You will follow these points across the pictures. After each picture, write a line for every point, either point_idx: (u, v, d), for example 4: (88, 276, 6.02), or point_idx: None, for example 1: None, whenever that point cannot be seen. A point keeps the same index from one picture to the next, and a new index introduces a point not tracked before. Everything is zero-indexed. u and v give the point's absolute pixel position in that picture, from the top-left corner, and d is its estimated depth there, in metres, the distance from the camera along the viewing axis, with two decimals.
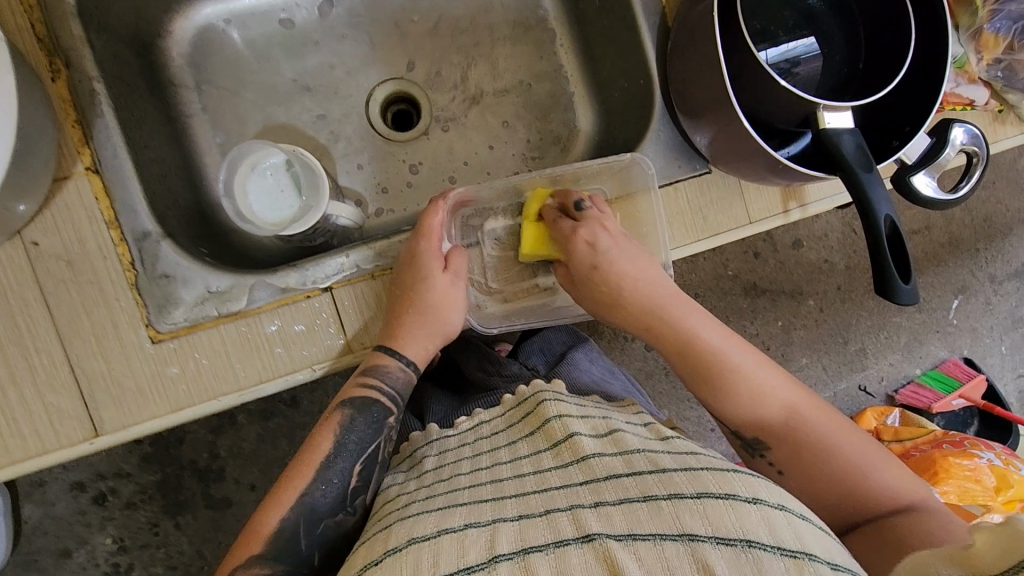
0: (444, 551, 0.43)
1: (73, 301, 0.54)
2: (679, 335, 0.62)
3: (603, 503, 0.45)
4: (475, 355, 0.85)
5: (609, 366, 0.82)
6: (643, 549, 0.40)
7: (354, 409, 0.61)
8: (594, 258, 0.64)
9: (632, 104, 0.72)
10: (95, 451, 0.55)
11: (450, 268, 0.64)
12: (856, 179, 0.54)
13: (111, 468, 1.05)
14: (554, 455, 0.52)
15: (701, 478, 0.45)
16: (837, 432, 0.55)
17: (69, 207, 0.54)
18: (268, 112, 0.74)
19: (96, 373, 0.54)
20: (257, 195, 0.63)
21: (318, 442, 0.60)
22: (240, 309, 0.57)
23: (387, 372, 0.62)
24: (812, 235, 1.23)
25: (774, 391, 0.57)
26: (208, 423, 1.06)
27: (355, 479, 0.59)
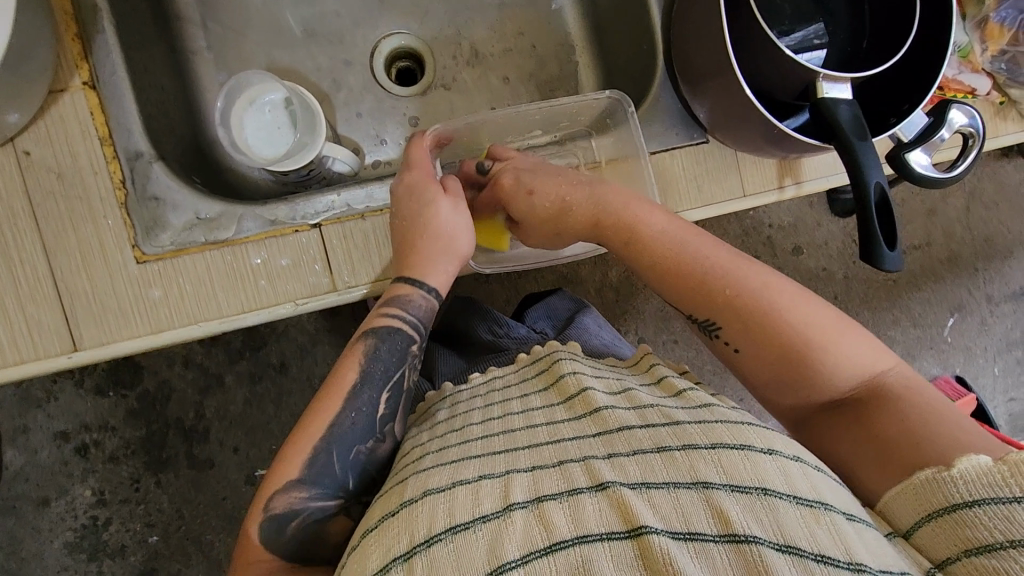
0: (459, 501, 0.41)
1: (60, 215, 0.54)
2: (627, 228, 0.60)
3: (616, 454, 0.43)
4: (478, 314, 0.81)
5: (616, 332, 0.81)
6: (660, 499, 0.38)
7: (377, 338, 0.56)
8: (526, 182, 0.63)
9: (637, 72, 0.73)
10: (72, 367, 0.55)
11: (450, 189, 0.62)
12: (850, 145, 0.54)
13: (96, 420, 1.05)
14: (567, 410, 0.50)
15: (716, 429, 0.43)
16: (797, 307, 0.53)
17: (63, 119, 0.54)
18: (272, 56, 0.74)
19: (81, 291, 0.54)
20: (253, 129, 0.63)
21: (343, 374, 0.55)
22: (228, 237, 0.57)
23: (410, 300, 0.58)
24: (812, 242, 1.23)
25: (727, 275, 0.55)
26: (195, 382, 1.07)
27: (384, 407, 0.55)
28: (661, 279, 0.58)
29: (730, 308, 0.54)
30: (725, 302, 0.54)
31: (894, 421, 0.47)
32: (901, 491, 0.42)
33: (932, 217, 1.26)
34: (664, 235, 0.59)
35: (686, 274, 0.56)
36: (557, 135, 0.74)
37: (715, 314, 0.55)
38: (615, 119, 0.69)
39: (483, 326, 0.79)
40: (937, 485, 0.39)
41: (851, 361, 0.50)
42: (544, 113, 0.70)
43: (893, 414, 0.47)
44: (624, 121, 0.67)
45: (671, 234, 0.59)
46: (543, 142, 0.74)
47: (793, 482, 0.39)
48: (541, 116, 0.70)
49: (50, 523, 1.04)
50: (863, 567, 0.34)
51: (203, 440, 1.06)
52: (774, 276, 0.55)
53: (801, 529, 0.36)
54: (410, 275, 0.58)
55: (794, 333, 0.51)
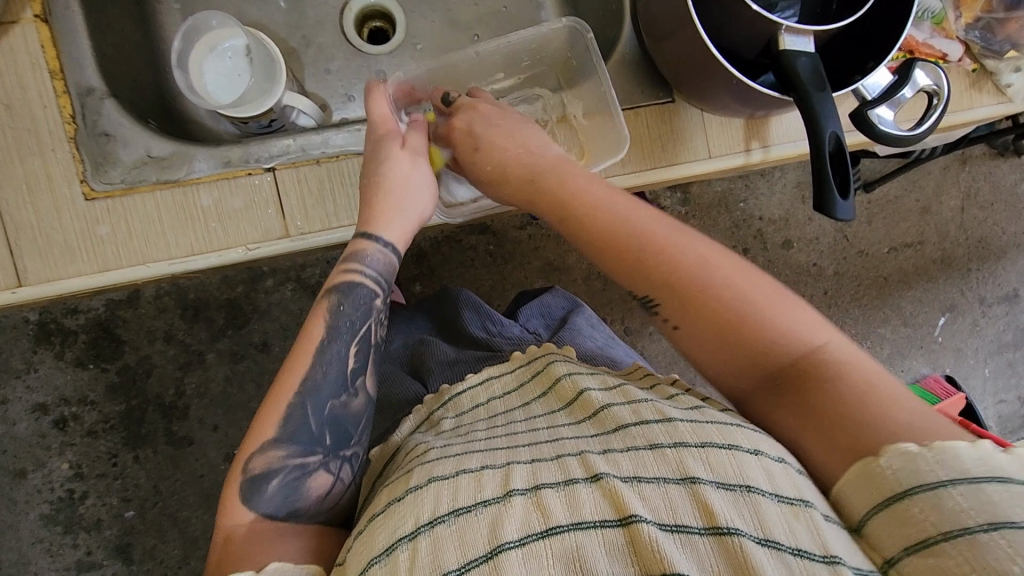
0: (462, 488, 0.41)
1: (9, 147, 0.54)
2: (560, 196, 0.57)
3: (611, 450, 0.42)
4: (470, 307, 0.78)
5: (610, 333, 0.78)
6: (650, 492, 0.38)
7: (339, 295, 0.56)
8: (472, 139, 0.62)
9: (605, 33, 0.72)
10: (19, 303, 0.55)
11: (411, 144, 0.60)
12: (807, 97, 0.53)
13: (75, 394, 1.04)
14: (568, 416, 0.49)
15: (705, 428, 0.42)
16: (729, 273, 0.49)
17: (12, 50, 0.54)
18: (241, 10, 0.74)
19: (26, 223, 0.54)
20: (214, 76, 0.63)
21: (310, 331, 0.55)
22: (179, 178, 0.57)
23: (366, 253, 0.57)
24: (803, 236, 1.22)
25: (661, 242, 0.52)
26: (175, 358, 1.05)
27: (353, 360, 0.55)
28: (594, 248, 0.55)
29: (666, 279, 0.51)
30: (659, 268, 0.51)
31: (841, 394, 0.42)
32: (850, 479, 0.39)
33: (926, 214, 1.25)
34: (598, 202, 0.55)
35: (619, 240, 0.53)
36: (520, 80, 0.74)
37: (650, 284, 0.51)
38: (575, 52, 0.69)
39: (475, 321, 0.75)
40: (888, 471, 0.38)
41: (790, 329, 0.47)
42: (504, 52, 0.70)
43: (839, 385, 0.43)
44: (589, 60, 0.68)
45: (608, 202, 0.55)
46: (508, 86, 0.74)
47: (775, 480, 0.39)
48: (502, 57, 0.70)
49: (26, 495, 1.03)
50: (837, 560, 0.35)
51: (182, 416, 1.05)
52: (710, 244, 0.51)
53: (780, 522, 0.36)
54: (363, 228, 0.57)
55: (726, 301, 0.48)
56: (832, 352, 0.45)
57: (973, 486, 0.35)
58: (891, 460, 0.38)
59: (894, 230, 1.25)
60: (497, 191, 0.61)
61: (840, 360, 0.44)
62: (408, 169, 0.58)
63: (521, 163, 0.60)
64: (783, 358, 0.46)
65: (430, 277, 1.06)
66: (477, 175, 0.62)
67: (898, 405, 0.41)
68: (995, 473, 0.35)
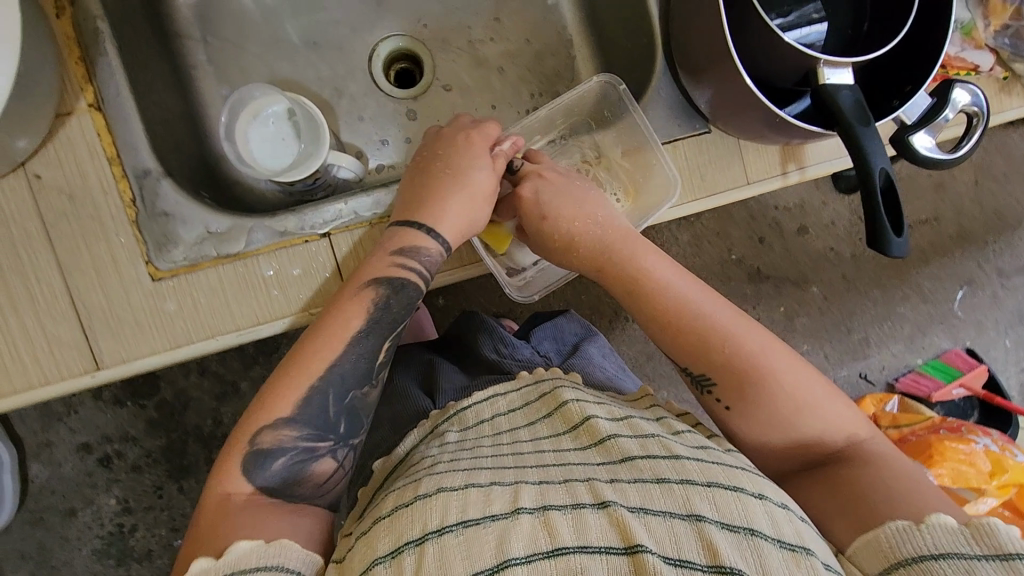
0: (472, 502, 0.43)
1: (72, 234, 0.55)
2: (630, 274, 0.61)
3: (619, 480, 0.45)
4: (483, 329, 0.79)
5: (620, 363, 0.81)
6: (656, 525, 0.41)
7: (387, 287, 0.57)
8: (540, 207, 0.62)
9: (634, 65, 0.73)
10: (95, 385, 0.57)
11: (497, 166, 0.62)
12: (852, 132, 0.54)
13: (116, 432, 1.05)
14: (573, 439, 0.51)
15: (711, 469, 0.46)
16: (785, 365, 0.56)
17: (70, 141, 0.55)
18: (272, 67, 0.75)
19: (97, 307, 0.55)
20: (259, 143, 0.64)
21: (346, 319, 0.56)
22: (239, 251, 0.58)
23: (423, 251, 0.59)
24: (818, 222, 1.22)
25: (725, 332, 0.57)
26: (212, 390, 1.07)
27: (382, 355, 0.57)
28: (662, 324, 0.59)
29: (727, 366, 0.56)
30: (722, 354, 0.56)
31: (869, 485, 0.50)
32: (860, 545, 0.46)
33: (942, 192, 1.25)
34: (669, 283, 0.60)
35: (685, 324, 0.58)
36: (557, 135, 0.74)
37: (710, 367, 0.56)
38: (608, 104, 0.70)
39: (488, 343, 0.77)
40: (901, 539, 0.44)
41: (828, 424, 0.54)
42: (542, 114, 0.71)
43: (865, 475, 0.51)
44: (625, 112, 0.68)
45: (677, 283, 0.60)
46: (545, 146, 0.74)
47: (778, 526, 0.42)
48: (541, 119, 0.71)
49: (77, 533, 1.05)
50: None
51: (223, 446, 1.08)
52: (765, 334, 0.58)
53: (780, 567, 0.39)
54: (423, 222, 0.59)
55: (782, 391, 0.54)
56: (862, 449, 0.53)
57: (1005, 562, 0.40)
58: (933, 530, 0.43)
59: (912, 209, 1.24)
60: (561, 256, 0.64)
61: (871, 454, 0.53)
62: (488, 183, 0.62)
63: (592, 234, 0.62)
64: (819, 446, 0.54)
65: (453, 291, 1.07)
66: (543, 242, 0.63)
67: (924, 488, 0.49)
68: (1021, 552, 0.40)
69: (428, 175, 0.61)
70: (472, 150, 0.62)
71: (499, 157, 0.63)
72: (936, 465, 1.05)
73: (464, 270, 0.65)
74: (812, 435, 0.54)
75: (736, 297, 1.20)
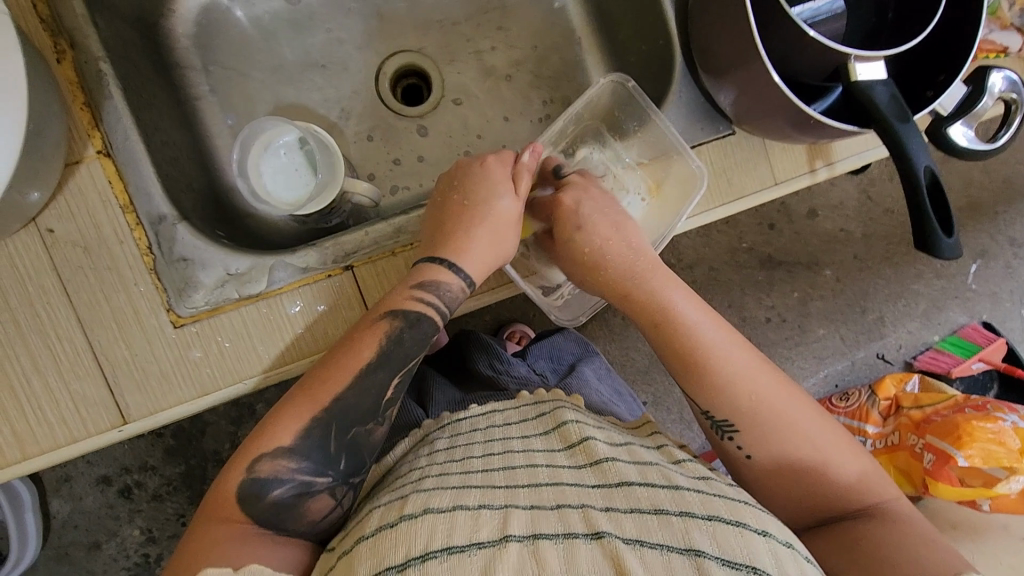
0: (459, 526, 0.41)
1: (91, 288, 0.53)
2: (653, 307, 0.59)
3: (614, 508, 0.43)
4: (480, 346, 0.79)
5: (614, 387, 0.82)
6: (651, 557, 0.39)
7: (403, 321, 0.55)
8: (578, 220, 0.60)
9: (650, 68, 0.71)
10: (124, 439, 0.55)
11: (519, 189, 0.60)
12: (891, 130, 0.51)
13: (135, 462, 1.03)
14: (568, 457, 0.49)
15: (713, 501, 0.44)
16: (805, 418, 0.54)
17: (82, 191, 0.53)
18: (277, 92, 0.72)
19: (121, 359, 0.54)
20: (272, 176, 0.62)
21: (359, 348, 0.53)
22: (261, 291, 0.56)
23: (444, 287, 0.56)
24: (827, 204, 1.20)
25: (747, 384, 0.55)
26: (228, 414, 1.04)
27: (391, 390, 0.54)
28: (684, 364, 0.57)
29: (748, 415, 0.55)
30: (740, 405, 0.55)
31: (883, 543, 0.48)
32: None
33: (951, 164, 1.22)
34: (696, 321, 0.58)
35: (708, 367, 0.56)
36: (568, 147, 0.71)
37: (729, 415, 0.55)
38: (624, 109, 0.68)
39: (486, 358, 0.77)
40: None
41: (849, 481, 0.53)
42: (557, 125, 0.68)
43: (883, 533, 0.49)
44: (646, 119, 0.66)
45: (703, 322, 0.58)
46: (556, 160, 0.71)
47: (781, 565, 0.41)
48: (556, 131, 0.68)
49: (104, 566, 1.03)
50: None
51: None
52: (786, 381, 0.56)
53: None
54: (445, 256, 0.56)
55: (799, 445, 0.54)
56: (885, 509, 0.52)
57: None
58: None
59: None
60: (587, 279, 0.62)
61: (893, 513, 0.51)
62: (511, 212, 0.59)
63: (622, 259, 0.60)
64: (835, 503, 0.53)
65: None
66: (571, 257, 0.61)
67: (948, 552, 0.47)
68: None
69: (446, 208, 0.59)
70: (488, 175, 0.60)
71: (521, 175, 0.60)
72: (965, 446, 1.03)
73: (497, 292, 0.64)
74: (832, 488, 0.53)
75: (749, 285, 1.18)
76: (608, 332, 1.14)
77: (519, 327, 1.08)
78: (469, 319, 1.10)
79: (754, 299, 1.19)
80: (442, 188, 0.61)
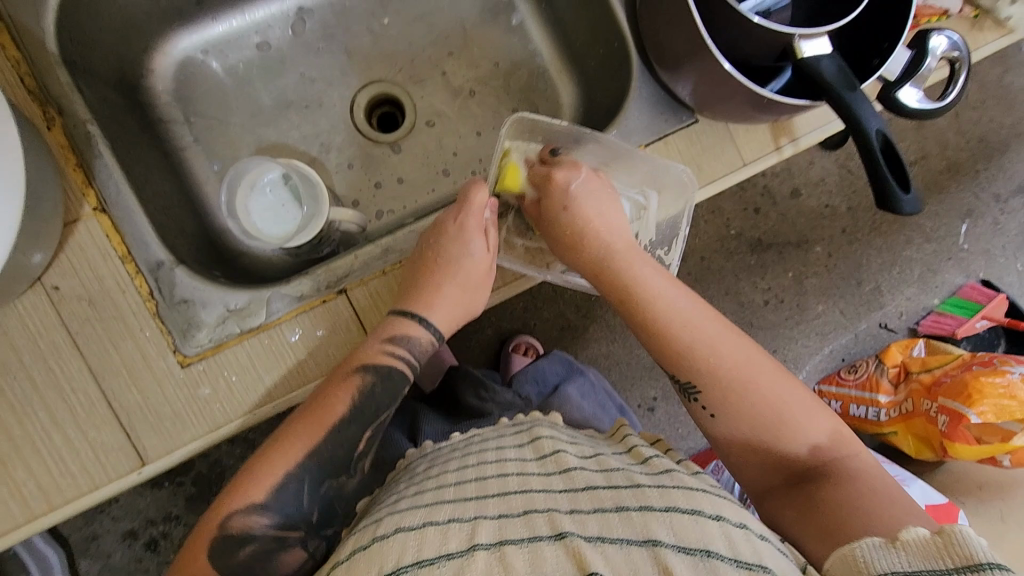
0: (428, 541, 0.43)
1: (100, 338, 0.56)
2: (623, 283, 0.62)
3: (579, 510, 0.45)
4: (467, 380, 0.87)
5: (599, 403, 0.86)
6: (612, 552, 0.40)
7: (375, 376, 0.57)
8: (566, 198, 0.63)
9: (610, 69, 0.74)
10: (144, 481, 0.57)
11: (489, 242, 0.63)
12: (840, 100, 0.54)
13: (158, 514, 1.04)
14: (539, 466, 0.52)
15: (672, 493, 0.45)
16: (770, 380, 0.57)
17: (81, 248, 0.56)
18: (258, 134, 0.75)
19: (135, 405, 0.56)
20: (260, 213, 0.65)
21: (333, 405, 0.56)
22: (261, 323, 0.58)
23: (415, 342, 0.60)
24: (808, 181, 1.22)
25: (710, 348, 0.58)
26: (244, 456, 1.05)
27: (363, 443, 0.57)
28: (651, 335, 0.61)
29: (714, 378, 0.58)
30: (704, 368, 0.58)
31: (843, 501, 0.49)
32: (834, 560, 0.44)
33: (923, 128, 1.24)
34: (660, 291, 0.61)
35: (676, 335, 0.59)
36: None
37: (697, 381, 0.58)
38: (544, 132, 0.69)
39: (471, 391, 0.84)
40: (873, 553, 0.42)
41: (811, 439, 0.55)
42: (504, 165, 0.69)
43: (839, 491, 0.50)
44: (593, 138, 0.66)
45: (670, 293, 0.61)
46: None
47: (736, 546, 0.41)
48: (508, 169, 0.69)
49: None
50: None
51: None
52: (756, 348, 0.59)
53: None
54: (415, 312, 0.60)
55: (765, 405, 0.56)
56: (847, 466, 0.54)
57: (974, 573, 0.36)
58: (907, 547, 0.41)
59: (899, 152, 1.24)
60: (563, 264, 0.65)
61: (852, 470, 0.53)
62: (482, 265, 0.63)
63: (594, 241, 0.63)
64: (796, 459, 0.55)
65: None
66: (555, 250, 0.65)
67: (903, 505, 0.48)
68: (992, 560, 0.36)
69: (420, 272, 0.61)
70: (464, 236, 0.62)
71: (489, 230, 0.63)
72: (976, 403, 1.01)
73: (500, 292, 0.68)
74: (796, 447, 0.55)
75: (742, 270, 1.21)
76: (611, 333, 1.15)
77: (523, 338, 1.10)
78: (472, 336, 1.12)
79: (749, 284, 1.21)
80: (421, 242, 0.62)
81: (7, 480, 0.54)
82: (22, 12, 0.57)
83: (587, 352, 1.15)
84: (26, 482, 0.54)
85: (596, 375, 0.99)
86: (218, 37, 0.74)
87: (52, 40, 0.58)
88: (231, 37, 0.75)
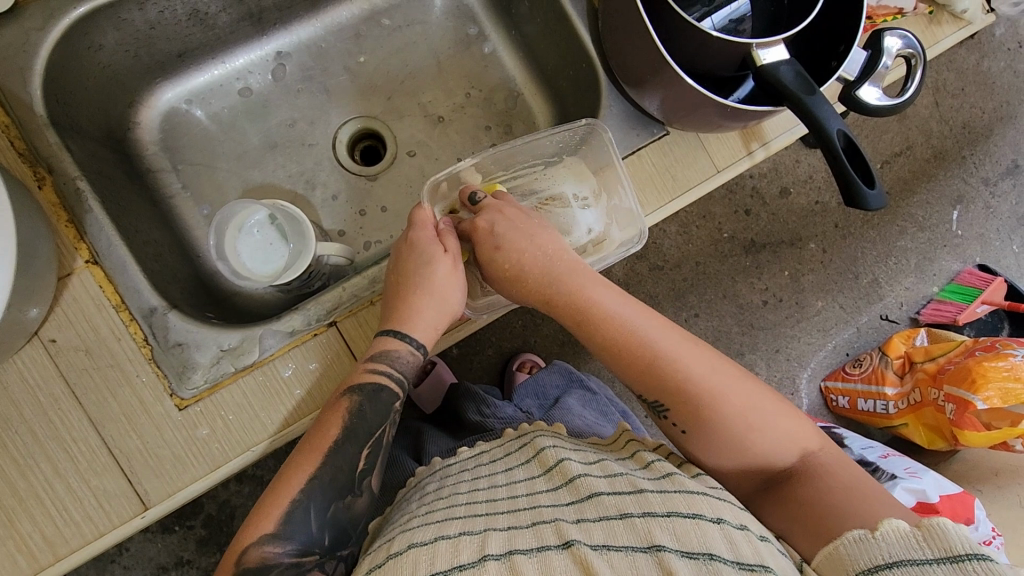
0: (440, 554, 0.43)
1: (97, 386, 0.57)
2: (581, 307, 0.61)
3: (584, 519, 0.45)
4: (468, 397, 0.87)
5: (601, 411, 0.87)
6: (617, 559, 0.41)
7: (363, 395, 0.58)
8: (494, 239, 0.62)
9: (581, 89, 0.76)
10: (147, 525, 0.57)
11: (448, 246, 0.63)
12: (802, 104, 0.55)
13: (170, 559, 1.04)
14: (546, 480, 0.52)
15: (673, 499, 0.45)
16: (732, 388, 0.57)
17: (77, 300, 0.57)
18: (244, 176, 0.78)
19: (134, 450, 0.57)
20: (250, 253, 0.67)
21: (325, 431, 0.57)
22: (254, 360, 0.60)
23: (397, 356, 0.60)
24: (796, 180, 1.24)
25: (674, 359, 0.58)
26: (254, 493, 1.05)
27: (364, 462, 0.58)
28: (615, 356, 0.60)
29: (677, 395, 0.57)
30: (673, 390, 0.58)
31: (820, 496, 0.51)
32: (823, 557, 0.45)
33: (905, 119, 1.25)
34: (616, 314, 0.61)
35: (636, 354, 0.59)
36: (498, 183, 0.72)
37: (662, 397, 0.58)
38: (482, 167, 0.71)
39: (473, 407, 0.85)
40: (858, 549, 0.43)
41: (778, 442, 0.56)
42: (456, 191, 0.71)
43: (819, 488, 0.52)
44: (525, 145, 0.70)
45: (624, 319, 0.61)
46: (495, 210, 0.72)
47: (738, 549, 0.41)
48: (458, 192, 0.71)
49: None
50: None
51: None
52: (713, 357, 0.59)
53: None
54: (393, 328, 0.60)
55: (731, 417, 0.56)
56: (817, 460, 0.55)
57: (955, 563, 0.38)
58: (887, 537, 0.42)
59: (881, 145, 1.25)
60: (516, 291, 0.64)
61: (824, 465, 0.55)
62: (444, 268, 0.62)
63: (541, 267, 0.62)
64: (773, 463, 0.56)
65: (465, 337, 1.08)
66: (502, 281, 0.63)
67: (881, 499, 0.50)
68: (977, 551, 0.38)
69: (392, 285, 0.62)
70: (418, 249, 0.62)
71: (445, 235, 0.64)
72: (980, 389, 0.98)
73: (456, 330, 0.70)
74: (762, 455, 0.55)
75: (738, 273, 1.22)
76: None
77: (528, 356, 1.11)
78: (473, 358, 1.13)
79: (746, 284, 1.22)
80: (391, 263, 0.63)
81: (14, 534, 0.55)
82: (9, 79, 0.59)
83: (590, 365, 1.15)
84: (32, 534, 0.55)
85: (595, 383, 0.99)
86: (200, 87, 0.77)
87: (40, 103, 0.60)
88: (213, 86, 0.78)
